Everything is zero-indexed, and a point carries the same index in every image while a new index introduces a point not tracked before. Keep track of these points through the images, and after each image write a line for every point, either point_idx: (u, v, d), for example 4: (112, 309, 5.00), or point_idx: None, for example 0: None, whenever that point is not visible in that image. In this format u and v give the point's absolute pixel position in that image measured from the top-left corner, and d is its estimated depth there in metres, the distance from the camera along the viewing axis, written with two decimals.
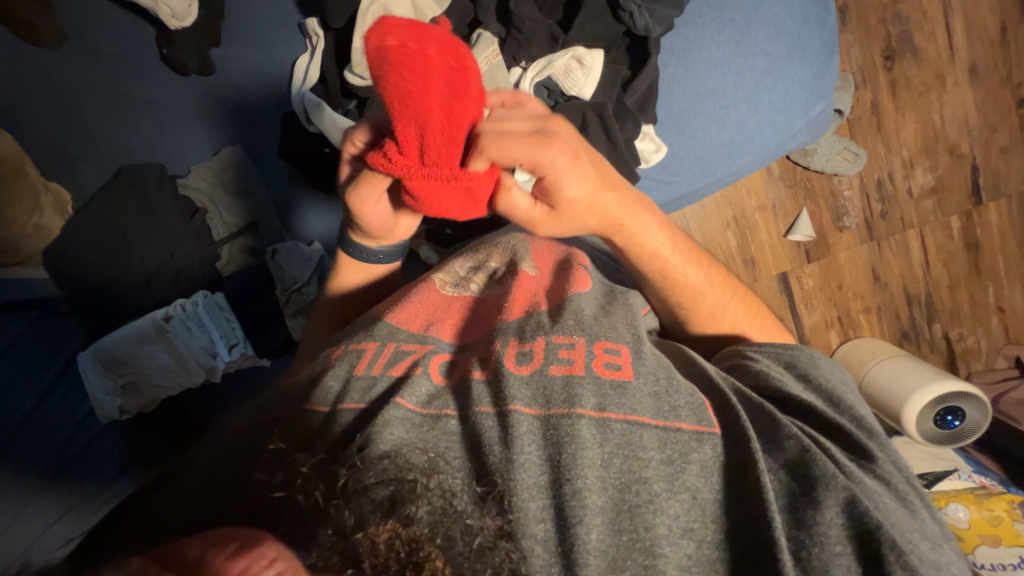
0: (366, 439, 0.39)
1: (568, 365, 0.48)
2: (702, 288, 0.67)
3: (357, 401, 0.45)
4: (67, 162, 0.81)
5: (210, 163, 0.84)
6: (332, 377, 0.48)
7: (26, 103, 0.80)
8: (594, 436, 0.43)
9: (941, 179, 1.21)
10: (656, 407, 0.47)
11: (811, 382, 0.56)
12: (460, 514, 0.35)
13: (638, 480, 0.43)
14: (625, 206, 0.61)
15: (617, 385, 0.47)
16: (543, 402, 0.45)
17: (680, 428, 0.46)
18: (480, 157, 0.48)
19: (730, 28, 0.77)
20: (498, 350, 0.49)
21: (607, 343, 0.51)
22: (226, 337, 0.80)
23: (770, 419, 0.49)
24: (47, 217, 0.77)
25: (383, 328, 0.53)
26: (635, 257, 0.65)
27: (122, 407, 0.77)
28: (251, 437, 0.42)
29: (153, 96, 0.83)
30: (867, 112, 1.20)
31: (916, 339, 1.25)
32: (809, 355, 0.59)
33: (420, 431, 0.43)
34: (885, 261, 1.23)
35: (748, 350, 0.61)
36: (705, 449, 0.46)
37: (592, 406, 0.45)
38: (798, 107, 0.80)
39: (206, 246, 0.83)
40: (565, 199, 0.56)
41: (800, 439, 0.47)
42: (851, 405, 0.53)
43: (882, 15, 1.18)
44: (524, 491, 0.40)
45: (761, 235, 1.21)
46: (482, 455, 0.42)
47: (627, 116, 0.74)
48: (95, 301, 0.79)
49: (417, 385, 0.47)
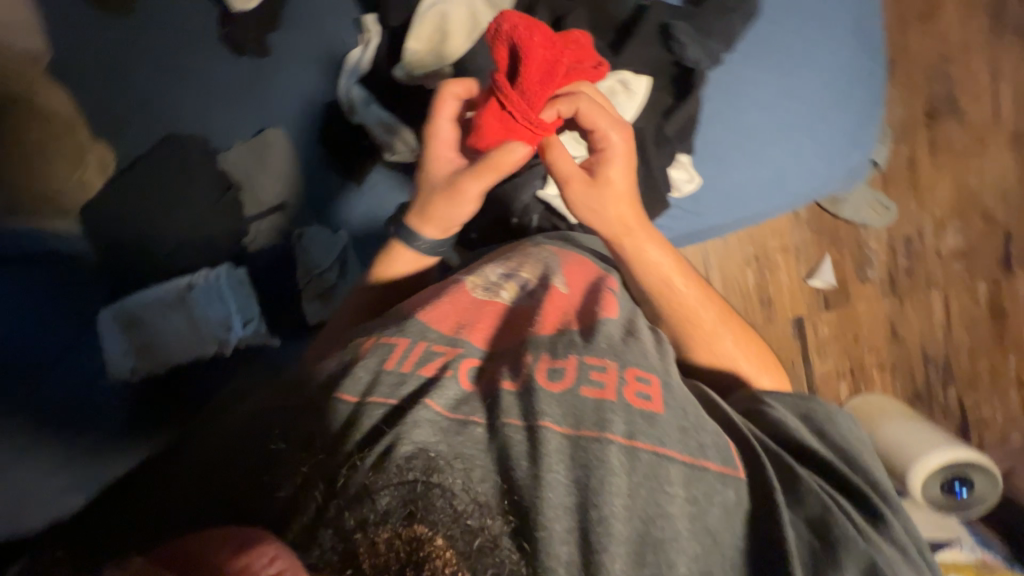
0: (395, 437, 0.42)
1: (599, 388, 0.48)
2: (699, 304, 0.69)
3: (386, 396, 0.46)
4: (111, 123, 0.84)
5: (252, 142, 0.85)
6: (363, 368, 0.48)
7: (83, 63, 0.84)
8: (622, 464, 0.44)
9: (971, 243, 1.20)
10: (683, 442, 0.47)
11: (826, 438, 0.55)
12: (461, 516, 0.38)
13: (661, 515, 0.43)
14: (633, 212, 0.67)
15: (647, 417, 0.47)
16: (573, 423, 0.46)
17: (706, 467, 0.46)
18: (562, 102, 0.62)
19: (778, 70, 0.78)
20: (529, 364, 0.50)
21: (640, 371, 0.51)
22: (243, 311, 0.81)
23: (791, 471, 0.50)
24: (90, 174, 0.81)
25: (414, 325, 0.53)
26: (639, 269, 0.68)
27: (134, 367, 0.78)
28: (257, 433, 0.45)
29: (205, 69, 0.85)
30: (904, 167, 1.19)
31: (929, 401, 1.22)
32: (828, 408, 0.58)
33: (447, 436, 0.44)
34: (904, 318, 1.21)
35: (767, 398, 0.59)
36: (729, 493, 0.46)
37: (621, 433, 0.45)
38: (836, 155, 0.80)
39: (236, 222, 0.84)
40: (605, 175, 0.66)
41: (820, 495, 0.48)
42: (864, 464, 0.53)
43: (928, 73, 1.17)
44: (548, 510, 0.41)
45: (780, 277, 1.20)
46: (509, 467, 0.43)
47: (665, 144, 0.74)
48: (122, 258, 0.81)
49: (446, 387, 0.48)
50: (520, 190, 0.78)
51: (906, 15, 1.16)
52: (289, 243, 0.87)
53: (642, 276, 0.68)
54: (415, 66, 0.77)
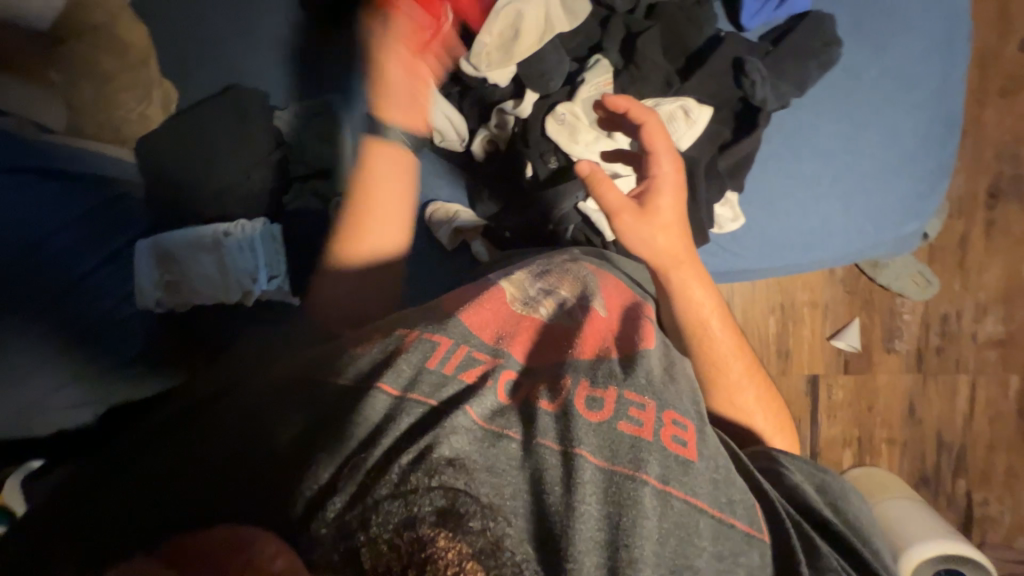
0: (432, 440, 0.46)
1: (636, 426, 0.50)
2: (730, 354, 0.68)
3: (426, 396, 0.49)
4: (184, 67, 0.91)
5: (308, 104, 0.89)
6: (405, 361, 0.51)
7: (171, 10, 0.90)
8: (654, 507, 0.46)
9: (1011, 334, 1.15)
10: (713, 495, 0.49)
11: (839, 512, 0.57)
12: (462, 520, 0.42)
13: (689, 566, 0.46)
14: (680, 252, 0.69)
15: (681, 462, 0.49)
16: (609, 456, 0.48)
17: (734, 525, 0.49)
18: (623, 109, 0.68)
19: (845, 123, 0.76)
20: (568, 387, 0.51)
21: (677, 414, 0.52)
22: (270, 267, 0.85)
23: (814, 544, 0.51)
24: (151, 110, 0.86)
25: (456, 326, 0.55)
26: (679, 306, 0.69)
27: (160, 300, 0.81)
28: (269, 407, 0.50)
29: (279, 31, 0.90)
30: (954, 243, 1.15)
31: (935, 487, 1.18)
32: (840, 483, 0.60)
33: (481, 447, 0.47)
34: (926, 397, 1.17)
35: (782, 457, 0.60)
36: (754, 555, 0.48)
37: (656, 475, 0.48)
38: (890, 220, 0.78)
39: (279, 178, 0.88)
40: (655, 204, 0.68)
41: (840, 572, 0.49)
42: (874, 543, 0.55)
43: (999, 152, 1.13)
44: (579, 543, 0.44)
45: (803, 331, 1.17)
46: (542, 490, 0.46)
47: (715, 177, 0.73)
48: (170, 194, 0.84)
49: (485, 398, 0.50)
50: (564, 199, 0.78)
51: (987, 88, 1.12)
52: (328, 210, 0.88)
53: (681, 313, 0.69)
54: (484, 60, 0.75)
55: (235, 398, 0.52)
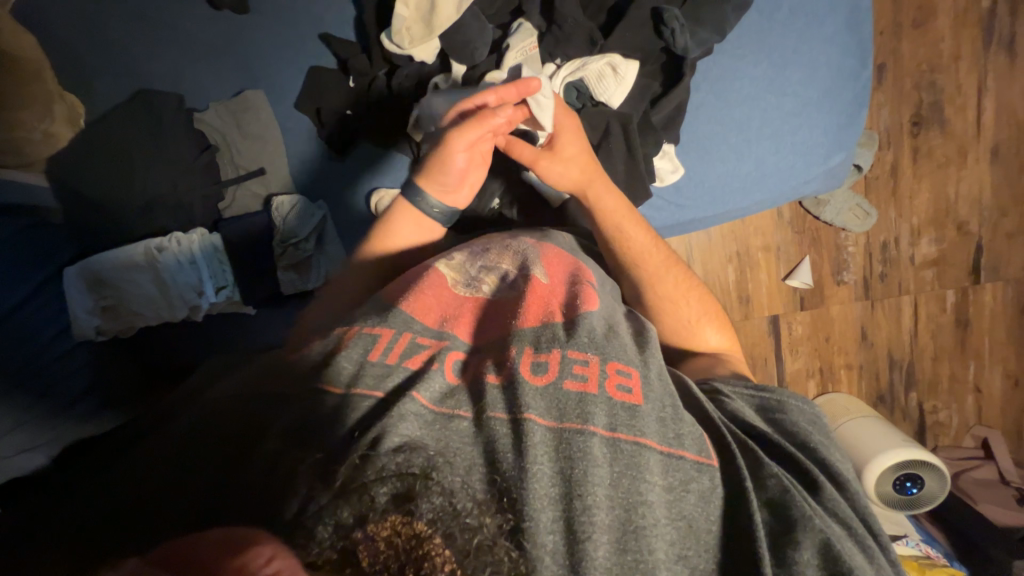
0: (380, 431, 0.43)
1: (582, 381, 0.50)
2: (700, 310, 0.73)
3: (371, 388, 0.48)
4: (85, 78, 0.83)
5: (229, 103, 0.83)
6: (346, 359, 0.51)
7: (56, 14, 0.82)
8: (604, 455, 0.47)
9: (944, 252, 1.23)
10: (661, 433, 0.50)
11: (780, 424, 0.60)
12: (460, 514, 0.37)
13: (642, 502, 0.46)
14: (580, 177, 0.70)
15: (628, 408, 0.50)
16: (557, 415, 0.48)
17: (683, 456, 0.50)
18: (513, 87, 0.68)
19: (766, 64, 0.78)
20: (513, 357, 0.52)
21: (620, 363, 0.53)
22: (216, 278, 0.80)
23: (756, 458, 0.53)
24: (56, 125, 0.77)
25: (397, 316, 0.55)
26: (626, 259, 0.71)
27: (99, 326, 0.78)
28: (228, 410, 0.47)
29: (182, 24, 0.84)
30: (886, 173, 1.21)
31: (891, 403, 1.27)
32: (783, 396, 0.63)
33: (431, 428, 0.46)
34: (875, 322, 1.25)
35: (723, 388, 0.63)
36: (704, 480, 0.50)
37: (603, 425, 0.48)
38: (818, 153, 0.81)
39: (212, 183, 0.82)
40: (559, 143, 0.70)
41: (781, 478, 0.51)
42: (816, 448, 0.57)
43: (917, 81, 1.18)
44: (536, 502, 0.42)
45: (760, 275, 1.22)
46: (496, 459, 0.44)
47: (650, 131, 0.75)
48: (87, 216, 0.78)
49: (432, 381, 0.49)
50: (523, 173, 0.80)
51: (901, 20, 1.16)
52: (268, 208, 0.83)
53: (633, 271, 0.71)
54: (405, 36, 0.74)
55: (179, 417, 0.48)
